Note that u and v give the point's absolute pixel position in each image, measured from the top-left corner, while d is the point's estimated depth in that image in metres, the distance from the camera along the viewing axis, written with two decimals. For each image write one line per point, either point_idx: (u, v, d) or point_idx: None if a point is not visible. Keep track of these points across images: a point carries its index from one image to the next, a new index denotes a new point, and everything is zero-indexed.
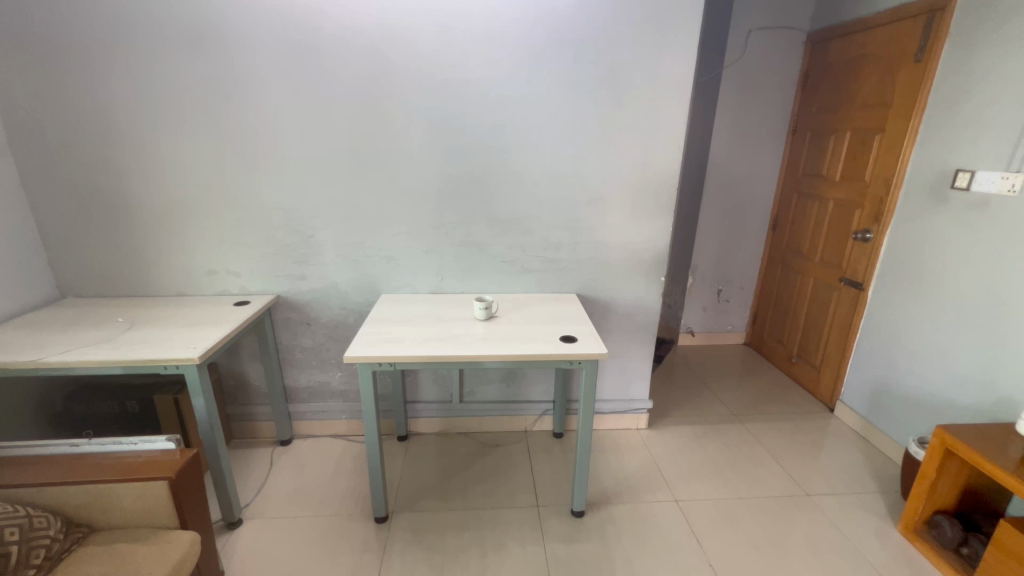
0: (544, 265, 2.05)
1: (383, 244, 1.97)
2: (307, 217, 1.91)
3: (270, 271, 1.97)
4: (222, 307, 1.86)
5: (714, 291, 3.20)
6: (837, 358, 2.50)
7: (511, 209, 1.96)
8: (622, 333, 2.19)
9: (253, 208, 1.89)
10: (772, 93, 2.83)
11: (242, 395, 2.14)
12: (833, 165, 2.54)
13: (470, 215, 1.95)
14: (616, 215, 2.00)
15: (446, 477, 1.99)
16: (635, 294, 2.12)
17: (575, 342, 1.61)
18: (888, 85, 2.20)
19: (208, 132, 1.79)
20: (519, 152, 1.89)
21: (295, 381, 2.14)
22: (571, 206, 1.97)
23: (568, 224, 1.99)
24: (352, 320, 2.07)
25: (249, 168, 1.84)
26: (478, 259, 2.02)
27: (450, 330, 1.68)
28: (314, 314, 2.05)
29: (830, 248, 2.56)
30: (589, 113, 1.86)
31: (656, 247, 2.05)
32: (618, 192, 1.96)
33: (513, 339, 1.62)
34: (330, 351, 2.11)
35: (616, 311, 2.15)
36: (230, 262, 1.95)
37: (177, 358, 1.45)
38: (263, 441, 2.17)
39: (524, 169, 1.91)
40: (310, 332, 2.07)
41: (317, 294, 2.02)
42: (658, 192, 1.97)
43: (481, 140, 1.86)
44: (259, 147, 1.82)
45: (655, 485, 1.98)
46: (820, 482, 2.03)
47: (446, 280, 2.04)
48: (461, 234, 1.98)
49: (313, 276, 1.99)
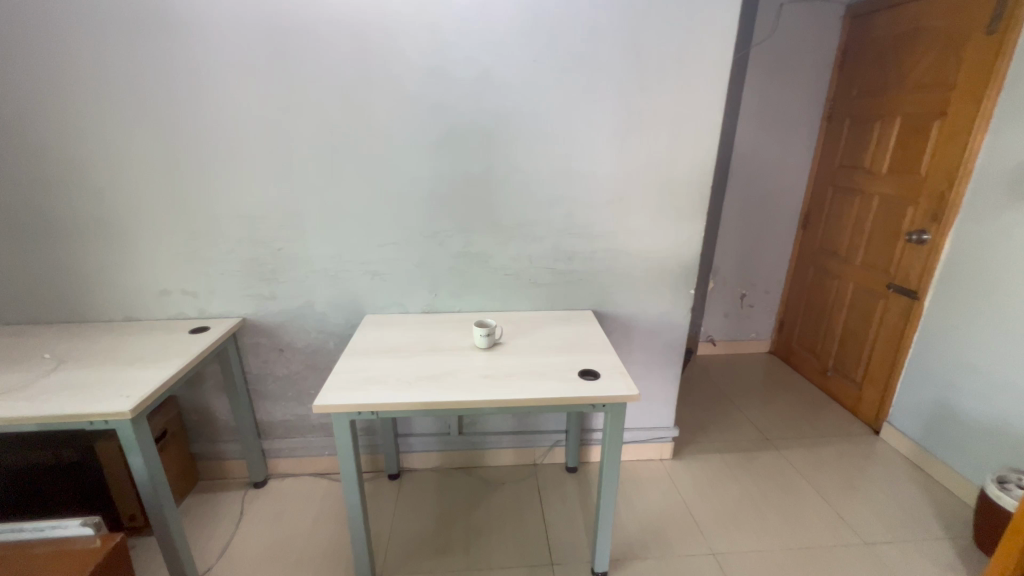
0: (554, 278, 1.75)
1: (365, 256, 1.67)
2: (275, 227, 1.61)
3: (234, 292, 1.68)
4: (175, 336, 1.57)
5: (737, 296, 2.91)
6: (884, 374, 2.22)
7: (516, 212, 1.66)
8: (644, 353, 1.90)
9: (211, 218, 1.59)
10: (804, 75, 2.53)
11: (207, 432, 1.86)
12: (878, 156, 2.24)
13: (467, 222, 1.65)
14: (640, 217, 1.70)
15: (444, 528, 1.72)
16: (660, 309, 1.83)
17: (598, 380, 1.32)
18: (948, 63, 1.90)
19: (150, 128, 1.49)
20: (525, 147, 1.59)
21: (269, 415, 1.85)
22: (587, 208, 1.67)
23: (582, 229, 1.69)
24: (332, 345, 1.77)
25: (202, 171, 1.54)
26: (476, 272, 1.72)
27: (445, 364, 1.39)
28: (287, 339, 1.75)
29: (874, 249, 2.27)
30: (609, 99, 1.55)
31: (684, 255, 1.76)
32: (640, 192, 1.66)
33: (521, 376, 1.33)
34: (308, 381, 1.82)
35: (638, 329, 1.85)
36: (185, 281, 1.65)
37: (104, 413, 1.16)
38: (234, 483, 1.89)
39: (530, 166, 1.61)
40: (283, 360, 1.78)
41: (291, 316, 1.72)
42: (688, 191, 1.68)
43: (479, 132, 1.56)
44: (211, 144, 1.52)
45: (687, 533, 1.71)
46: (877, 526, 1.75)
47: (441, 297, 1.75)
48: (458, 243, 1.68)
49: (285, 295, 1.69)
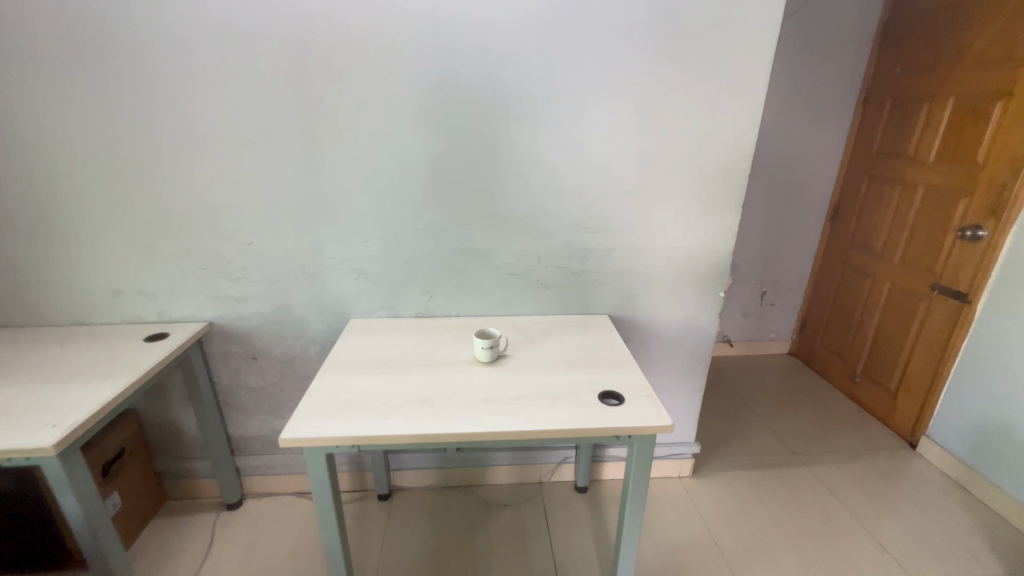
0: (566, 279, 1.53)
1: (349, 253, 1.45)
2: (243, 219, 1.39)
3: (197, 292, 1.45)
4: (126, 344, 1.35)
5: (757, 293, 2.70)
6: (923, 383, 2.02)
7: (524, 203, 1.43)
8: (665, 363, 1.69)
9: (168, 207, 1.36)
10: (841, 51, 2.29)
11: (174, 448, 1.65)
12: (925, 141, 2.01)
13: (466, 214, 1.43)
14: (665, 210, 1.47)
15: (439, 559, 1.53)
16: (684, 315, 1.62)
17: (623, 405, 1.11)
18: (1018, 34, 1.66)
19: (91, 97, 1.25)
20: (534, 125, 1.35)
21: (242, 430, 1.65)
22: (605, 198, 1.44)
23: (600, 223, 1.47)
24: (312, 353, 1.56)
25: (154, 149, 1.31)
26: (477, 271, 1.50)
27: (440, 383, 1.17)
28: (261, 346, 1.54)
29: (916, 245, 2.05)
30: (633, 69, 1.32)
31: (714, 253, 1.54)
32: (668, 181, 1.44)
33: (531, 399, 1.12)
34: (286, 393, 1.61)
35: (659, 336, 1.64)
36: (141, 279, 1.43)
37: (20, 449, 0.94)
38: (205, 504, 1.69)
39: (540, 150, 1.38)
40: (258, 369, 1.57)
41: (264, 320, 1.50)
42: (722, 181, 1.46)
43: (480, 108, 1.32)
44: (164, 118, 1.28)
45: (714, 567, 1.52)
46: (926, 559, 1.56)
47: (436, 299, 1.53)
48: (456, 238, 1.45)
49: (257, 296, 1.47)
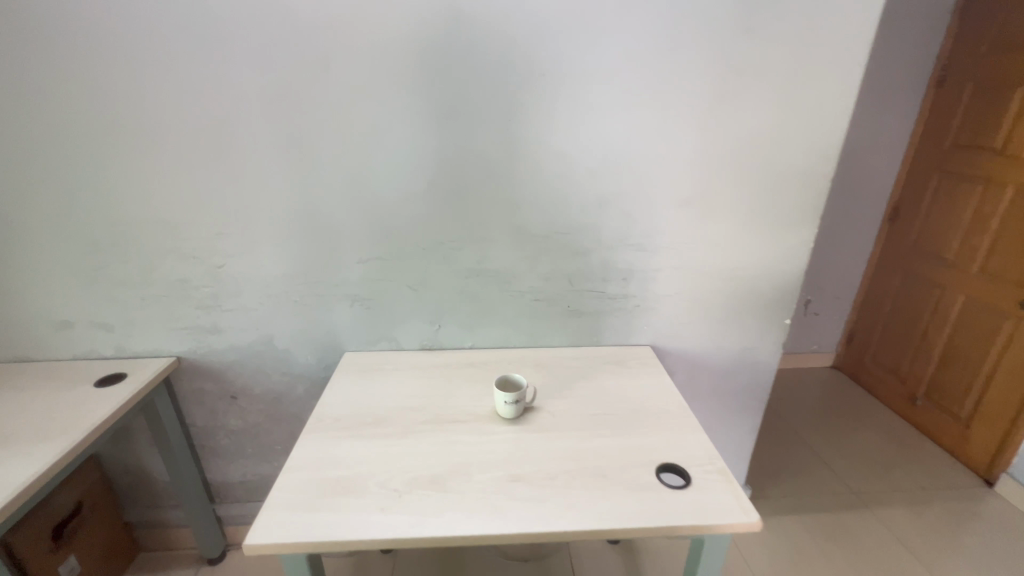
0: (603, 305, 1.27)
1: (341, 277, 1.20)
2: (211, 237, 1.14)
3: (160, 324, 1.21)
4: (72, 390, 1.12)
5: (801, 302, 2.43)
6: (1005, 414, 1.75)
7: (552, 216, 1.16)
8: (716, 400, 1.42)
9: (119, 224, 1.12)
10: (909, 29, 1.99)
11: (145, 496, 1.43)
12: (1016, 133, 1.71)
13: (482, 229, 1.17)
14: (725, 221, 1.20)
15: None
16: (743, 344, 1.35)
17: (691, 488, 0.85)
18: None
19: (14, 90, 1.00)
20: (567, 118, 1.08)
21: (222, 476, 1.42)
22: (653, 208, 1.17)
23: (645, 238, 1.20)
24: (300, 391, 1.32)
25: (100, 154, 1.06)
26: (495, 297, 1.24)
27: (453, 451, 0.93)
28: (240, 383, 1.30)
29: (1000, 255, 1.77)
30: (693, 45, 1.03)
31: (781, 273, 1.27)
32: (731, 188, 1.17)
33: (571, 478, 0.87)
34: (271, 435, 1.38)
35: (710, 370, 1.38)
36: (92, 309, 1.19)
37: None
38: (182, 557, 1.47)
39: (573, 149, 1.10)
40: (237, 409, 1.33)
41: (242, 355, 1.26)
42: (797, 187, 1.18)
43: (499, 98, 1.05)
44: (108, 115, 1.03)
45: None
46: None
47: (446, 330, 1.27)
48: (470, 258, 1.20)
49: (232, 327, 1.23)
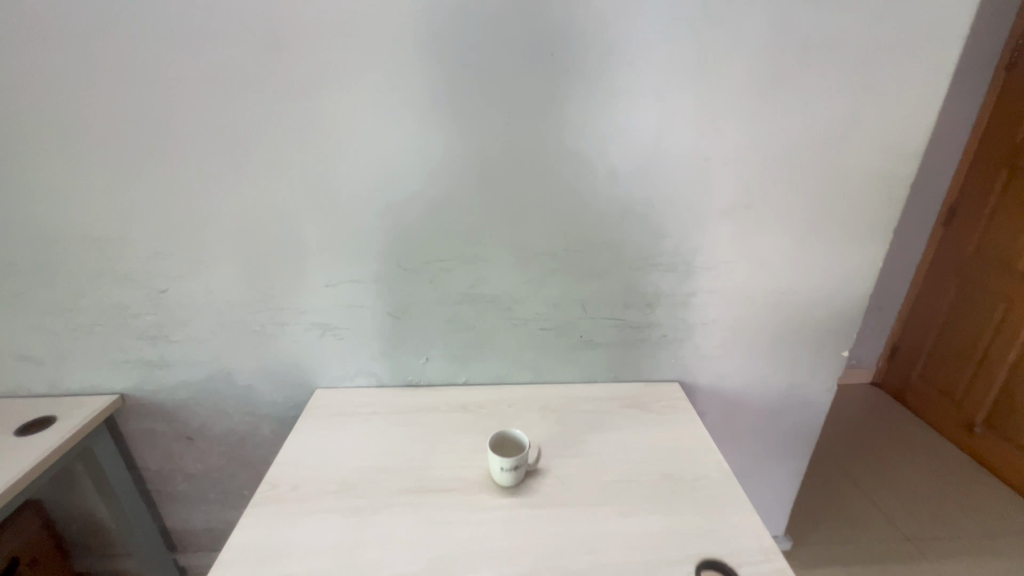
0: (623, 335, 1.05)
1: (309, 302, 1.00)
2: (151, 256, 0.95)
3: (98, 357, 1.03)
4: None
5: None
6: None
7: (563, 229, 0.95)
8: (756, 444, 1.20)
9: (40, 240, 0.93)
10: None
11: (98, 544, 1.26)
12: None
13: (477, 246, 0.96)
14: (775, 235, 0.98)
15: None
16: (790, 381, 1.13)
17: None
18: None
19: None
20: (581, 110, 0.86)
21: (183, 523, 1.24)
22: (687, 221, 0.95)
23: (675, 257, 0.98)
24: (267, 432, 1.14)
25: (8, 156, 0.87)
26: (493, 326, 1.03)
27: (435, 538, 0.73)
28: (197, 423, 1.11)
29: None
30: (744, 15, 0.81)
31: (842, 298, 1.04)
32: (785, 195, 0.94)
33: None
34: (236, 480, 1.19)
35: (750, 409, 1.16)
36: (16, 340, 1.01)
37: None
38: None
39: (590, 149, 0.89)
40: (195, 451, 1.15)
41: (197, 392, 1.08)
42: (867, 194, 0.95)
43: (497, 85, 0.85)
44: (14, 108, 0.84)
45: None
46: None
47: (435, 364, 1.07)
48: (463, 280, 0.99)
49: (183, 361, 1.04)
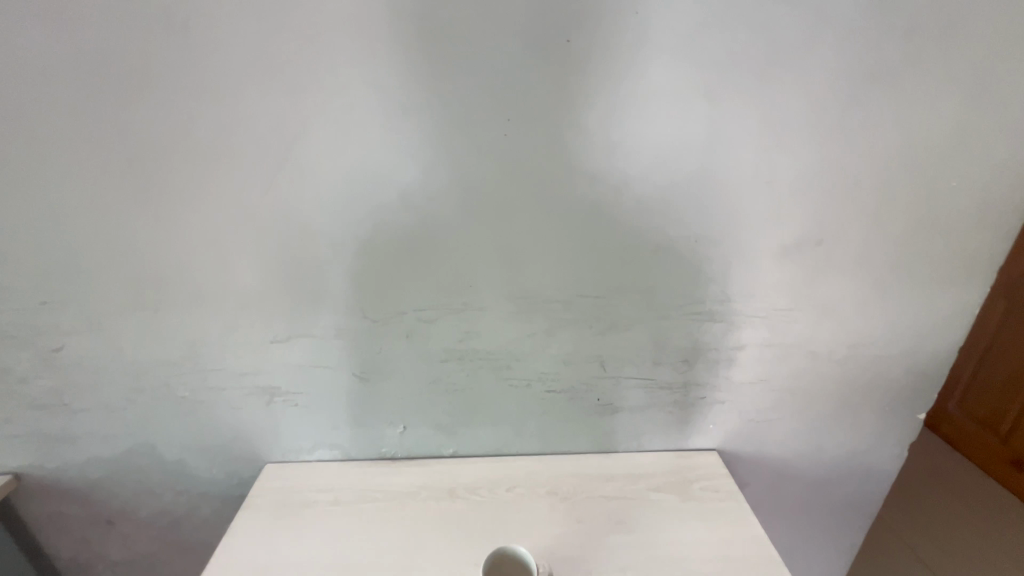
0: (651, 398, 0.84)
1: (251, 362, 0.78)
2: (39, 308, 0.72)
3: None
4: None
5: None
6: None
7: (577, 269, 0.74)
8: (808, 517, 1.00)
9: None
10: None
11: None
12: None
13: (466, 291, 0.74)
14: (849, 276, 0.77)
15: None
16: (853, 448, 0.92)
17: None
18: None
19: None
20: (604, 118, 0.65)
21: None
22: (737, 259, 0.74)
23: (721, 303, 0.77)
24: (207, 514, 0.91)
25: None
26: (488, 388, 0.82)
27: None
28: (117, 504, 0.89)
29: None
30: None
31: (924, 352, 0.84)
32: (864, 227, 0.73)
33: None
34: (172, 567, 0.97)
35: (801, 479, 0.95)
36: None
37: None
38: None
39: (615, 169, 0.68)
40: (118, 536, 0.92)
41: (114, 469, 0.85)
42: (968, 226, 0.74)
43: (492, 85, 0.63)
44: None
45: None
46: None
47: (416, 434, 0.85)
48: (449, 333, 0.77)
49: (93, 434, 0.82)
